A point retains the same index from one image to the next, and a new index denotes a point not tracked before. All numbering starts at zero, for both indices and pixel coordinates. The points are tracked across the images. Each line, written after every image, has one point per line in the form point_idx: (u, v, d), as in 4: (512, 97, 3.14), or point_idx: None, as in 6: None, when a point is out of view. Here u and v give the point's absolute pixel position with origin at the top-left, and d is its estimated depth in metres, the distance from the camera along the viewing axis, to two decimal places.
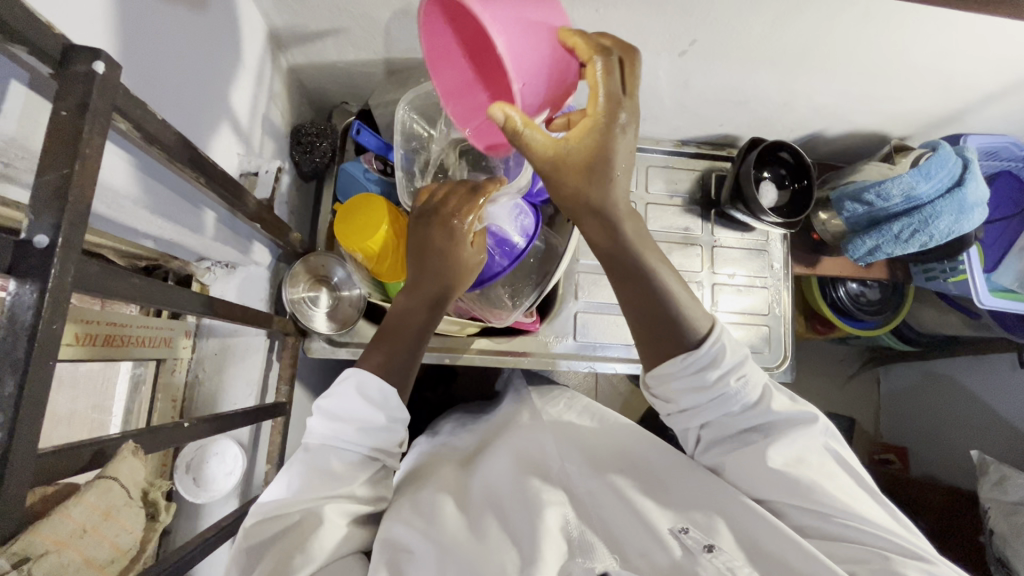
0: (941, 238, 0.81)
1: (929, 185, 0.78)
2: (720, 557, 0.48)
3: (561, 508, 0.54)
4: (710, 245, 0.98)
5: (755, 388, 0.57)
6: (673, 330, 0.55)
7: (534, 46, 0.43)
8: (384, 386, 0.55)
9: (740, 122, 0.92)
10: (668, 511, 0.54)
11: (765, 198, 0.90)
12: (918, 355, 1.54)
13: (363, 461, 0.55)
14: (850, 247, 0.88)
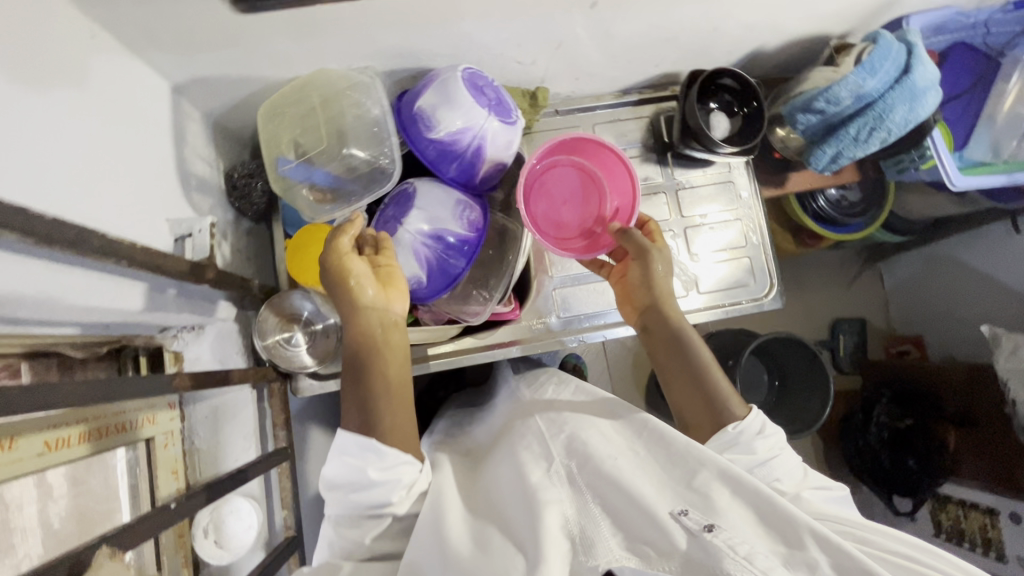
0: (900, 131, 0.79)
1: (876, 80, 0.75)
2: (721, 535, 0.45)
3: (560, 505, 0.51)
4: (675, 189, 0.96)
5: (795, 470, 0.64)
6: (713, 404, 0.66)
7: (620, 189, 0.81)
8: (363, 443, 0.57)
9: (677, 58, 0.88)
10: (665, 492, 0.51)
11: (715, 129, 0.88)
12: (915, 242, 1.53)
13: (378, 520, 0.56)
14: (812, 159, 0.86)
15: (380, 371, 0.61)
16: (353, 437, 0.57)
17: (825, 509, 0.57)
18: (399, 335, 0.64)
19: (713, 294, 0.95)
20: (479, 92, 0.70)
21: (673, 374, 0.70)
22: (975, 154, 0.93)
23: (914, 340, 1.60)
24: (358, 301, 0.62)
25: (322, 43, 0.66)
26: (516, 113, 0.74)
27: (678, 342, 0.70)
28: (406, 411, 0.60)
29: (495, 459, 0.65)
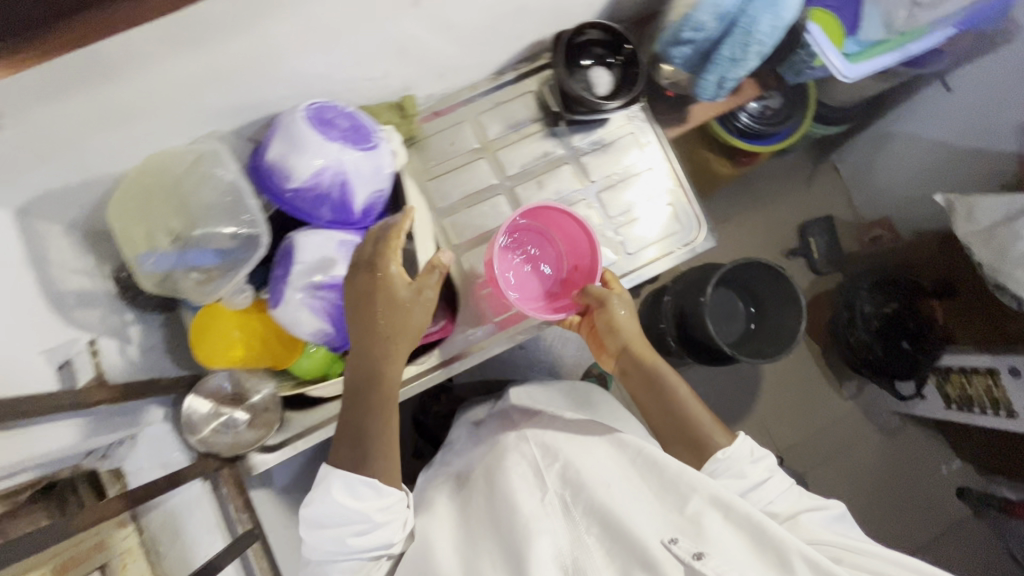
0: (773, 40, 0.74)
1: None
2: (708, 562, 0.54)
3: (553, 536, 0.61)
4: (576, 157, 0.93)
5: (788, 490, 0.72)
6: (698, 437, 0.75)
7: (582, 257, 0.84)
8: (357, 484, 0.62)
9: (535, 27, 0.84)
10: (659, 519, 0.60)
11: (595, 88, 0.85)
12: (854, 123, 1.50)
13: (361, 551, 0.63)
14: (699, 91, 0.82)
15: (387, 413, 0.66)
16: (354, 475, 0.62)
17: (818, 534, 0.64)
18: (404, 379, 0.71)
19: (644, 251, 0.92)
20: (328, 126, 0.67)
21: (661, 409, 0.79)
22: (870, 35, 0.90)
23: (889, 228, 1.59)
24: (376, 336, 0.65)
25: (148, 128, 0.62)
26: (377, 135, 0.71)
27: (655, 382, 0.80)
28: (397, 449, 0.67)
29: (490, 490, 0.71)
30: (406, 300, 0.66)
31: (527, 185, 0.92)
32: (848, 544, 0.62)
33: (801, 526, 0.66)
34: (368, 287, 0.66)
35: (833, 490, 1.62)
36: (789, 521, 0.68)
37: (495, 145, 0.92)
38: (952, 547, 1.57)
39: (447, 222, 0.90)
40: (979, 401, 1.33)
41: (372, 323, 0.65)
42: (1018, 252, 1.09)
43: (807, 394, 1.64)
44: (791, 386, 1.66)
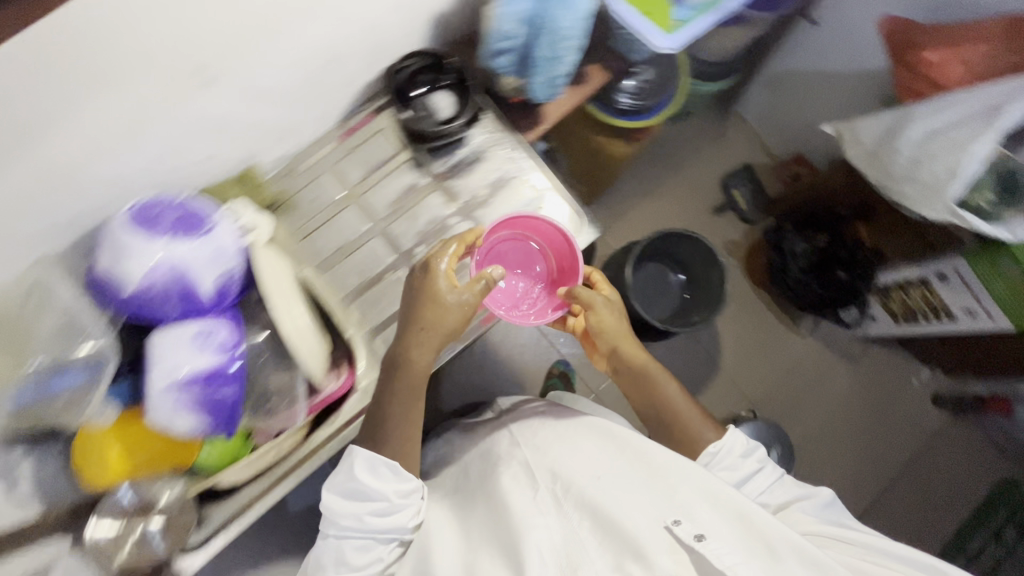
0: (582, 31, 0.75)
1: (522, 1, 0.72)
2: (707, 543, 0.65)
3: (547, 530, 0.73)
4: (440, 183, 0.93)
5: (778, 482, 0.84)
6: (688, 427, 0.89)
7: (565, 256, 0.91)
8: (386, 465, 0.77)
9: (356, 68, 0.86)
10: (655, 506, 0.72)
11: (435, 115, 0.86)
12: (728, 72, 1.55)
13: (378, 531, 0.77)
14: (534, 93, 0.83)
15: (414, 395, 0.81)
16: (376, 460, 0.77)
17: (814, 527, 0.76)
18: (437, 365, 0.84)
19: None
20: (155, 223, 0.72)
21: (653, 403, 0.93)
22: None
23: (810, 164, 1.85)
24: (416, 347, 0.79)
25: None
26: (211, 220, 0.76)
27: (643, 379, 0.92)
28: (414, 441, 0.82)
29: (488, 496, 0.82)
30: (468, 297, 0.79)
31: (399, 221, 0.92)
32: (840, 537, 0.74)
33: (795, 519, 0.78)
34: (422, 294, 0.78)
35: (809, 416, 1.85)
36: (781, 512, 0.80)
37: (360, 190, 0.92)
38: (892, 425, 1.88)
39: (329, 278, 0.89)
40: (924, 310, 1.54)
41: (418, 324, 0.78)
42: (900, 167, 1.10)
43: (761, 335, 1.87)
44: (744, 333, 1.86)
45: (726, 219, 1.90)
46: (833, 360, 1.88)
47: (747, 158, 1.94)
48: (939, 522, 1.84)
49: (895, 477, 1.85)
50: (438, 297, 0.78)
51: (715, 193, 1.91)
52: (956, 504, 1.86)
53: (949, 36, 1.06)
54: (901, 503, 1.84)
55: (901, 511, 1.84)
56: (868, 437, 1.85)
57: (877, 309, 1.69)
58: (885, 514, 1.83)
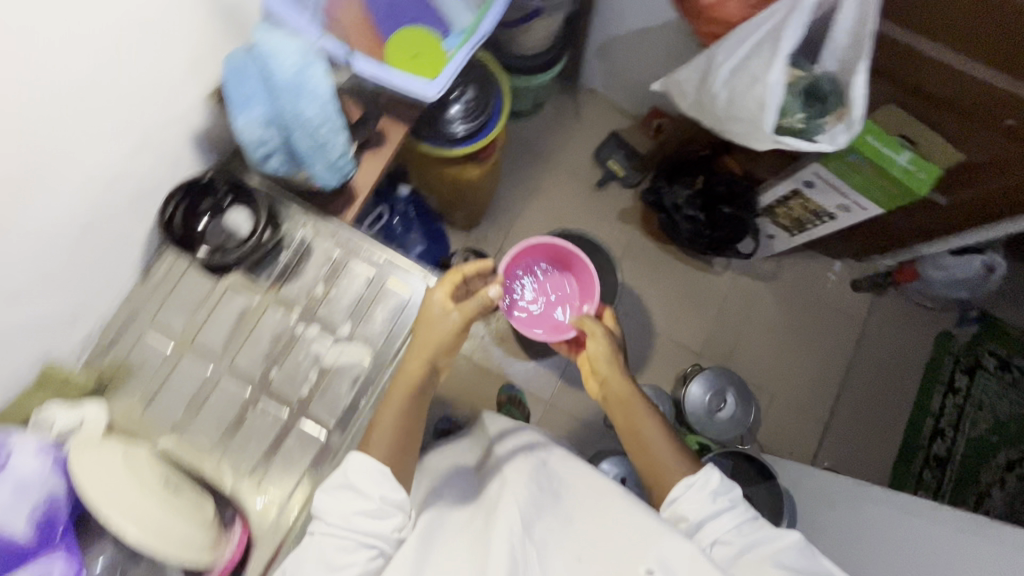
0: (333, 115, 0.70)
1: (254, 107, 0.68)
2: None
3: None
4: (270, 295, 0.87)
5: (749, 526, 0.86)
6: (668, 453, 0.96)
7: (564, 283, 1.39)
8: (379, 469, 0.75)
9: (122, 217, 0.80)
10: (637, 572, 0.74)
11: (239, 238, 0.83)
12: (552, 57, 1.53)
13: (362, 538, 0.73)
14: (323, 183, 0.78)
15: (410, 408, 0.80)
16: (372, 463, 0.75)
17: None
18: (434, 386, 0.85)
19: (390, 339, 0.86)
20: None
21: (634, 426, 1.00)
22: (461, 23, 0.92)
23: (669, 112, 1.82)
24: (412, 366, 0.81)
25: None
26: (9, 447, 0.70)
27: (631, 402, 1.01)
28: (406, 462, 0.79)
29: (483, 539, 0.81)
30: (462, 316, 0.84)
31: (243, 351, 0.85)
32: None
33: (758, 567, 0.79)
34: (429, 314, 0.83)
35: (752, 346, 1.90)
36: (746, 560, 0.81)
37: (189, 335, 0.85)
38: (828, 324, 1.95)
39: (186, 438, 0.82)
40: (808, 217, 1.58)
41: (423, 343, 0.82)
42: (721, 108, 1.11)
43: (683, 288, 1.89)
44: (666, 292, 1.89)
45: (610, 190, 1.91)
46: (755, 285, 1.93)
47: (612, 125, 1.93)
48: (898, 395, 1.93)
49: (847, 370, 1.93)
50: (433, 320, 0.82)
51: (592, 170, 1.91)
52: (906, 372, 1.95)
53: None
54: (860, 392, 1.92)
55: (862, 399, 1.91)
56: (812, 342, 1.92)
57: (771, 227, 1.73)
58: (850, 408, 1.90)
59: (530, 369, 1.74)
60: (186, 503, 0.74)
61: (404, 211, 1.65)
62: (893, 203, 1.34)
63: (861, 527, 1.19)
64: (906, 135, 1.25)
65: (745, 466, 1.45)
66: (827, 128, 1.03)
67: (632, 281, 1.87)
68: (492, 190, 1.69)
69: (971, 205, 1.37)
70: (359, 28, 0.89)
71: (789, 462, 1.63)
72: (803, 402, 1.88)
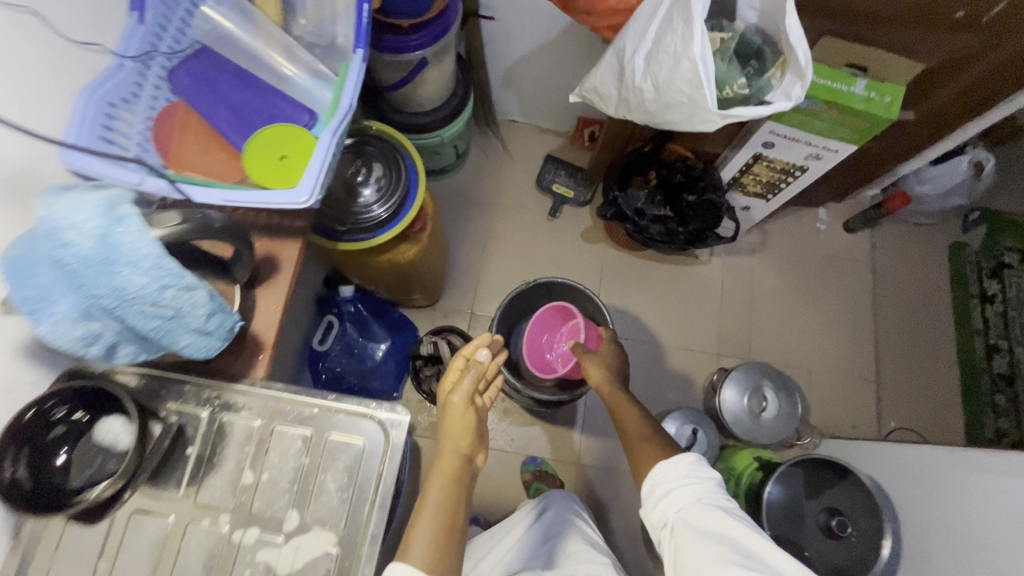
0: (177, 273, 0.52)
1: (64, 304, 0.49)
2: None
3: None
4: (187, 508, 0.67)
5: (718, 503, 0.80)
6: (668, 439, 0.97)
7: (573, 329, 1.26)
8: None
9: None
10: None
11: (120, 456, 0.62)
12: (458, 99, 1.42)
13: None
14: (200, 350, 0.60)
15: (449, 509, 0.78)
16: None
17: (712, 551, 0.72)
18: (469, 480, 0.84)
19: (355, 509, 0.67)
20: None
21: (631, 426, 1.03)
22: (323, 101, 0.77)
23: (597, 118, 1.70)
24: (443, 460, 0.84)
25: None
26: None
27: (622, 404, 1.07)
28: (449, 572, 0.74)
29: None
30: (470, 395, 0.90)
31: None
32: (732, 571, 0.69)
33: (703, 543, 0.74)
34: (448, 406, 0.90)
35: (768, 326, 1.72)
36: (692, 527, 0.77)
37: None
38: (837, 276, 1.79)
39: None
40: (778, 177, 1.44)
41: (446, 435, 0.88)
42: (652, 100, 0.97)
43: (675, 290, 1.72)
44: (660, 300, 1.71)
45: (565, 214, 1.75)
46: (747, 262, 1.77)
47: (544, 149, 1.80)
48: (935, 324, 1.76)
49: (874, 317, 1.76)
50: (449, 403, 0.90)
51: (540, 201, 1.76)
52: (933, 298, 1.79)
53: None
54: (896, 336, 1.74)
55: (902, 342, 1.74)
56: (826, 300, 1.76)
57: (742, 199, 1.58)
58: (892, 355, 1.72)
59: (545, 435, 1.54)
60: None
61: (353, 312, 1.46)
62: (864, 138, 1.20)
63: (1002, 516, 0.95)
64: (853, 64, 1.13)
65: (815, 469, 1.25)
66: (776, 84, 0.89)
67: (620, 301, 1.70)
68: (442, 259, 1.52)
69: (942, 112, 1.24)
70: (204, 144, 0.73)
71: (858, 441, 1.43)
72: (842, 367, 1.70)
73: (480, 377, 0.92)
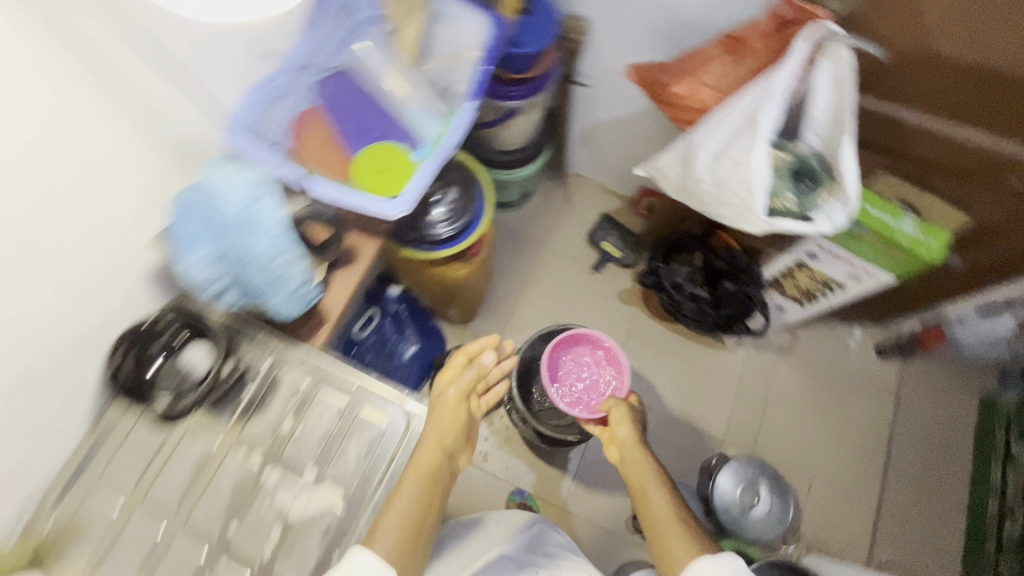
0: (288, 247, 0.67)
1: (204, 247, 0.64)
2: None
3: None
4: (234, 434, 0.79)
5: None
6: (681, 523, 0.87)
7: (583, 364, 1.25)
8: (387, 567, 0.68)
9: (79, 369, 0.74)
10: None
11: (193, 372, 0.76)
12: (535, 147, 1.57)
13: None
14: (282, 312, 0.72)
15: (424, 498, 0.75)
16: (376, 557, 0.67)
17: None
18: (446, 478, 0.80)
19: (365, 479, 0.77)
20: None
21: (656, 516, 0.90)
22: (428, 131, 0.90)
23: None
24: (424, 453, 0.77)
25: None
26: None
27: (643, 473, 0.96)
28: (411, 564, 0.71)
29: None
30: (462, 389, 0.87)
31: (202, 502, 0.77)
32: None
33: None
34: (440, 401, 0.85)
35: (778, 426, 1.74)
36: None
37: (142, 491, 0.77)
38: (859, 396, 1.79)
39: None
40: (816, 288, 1.50)
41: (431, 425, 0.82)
42: (708, 194, 1.07)
43: (694, 368, 1.78)
44: (676, 373, 1.77)
45: (607, 271, 1.86)
46: (772, 360, 1.81)
47: (603, 207, 1.92)
48: (951, 471, 1.73)
49: (888, 447, 1.75)
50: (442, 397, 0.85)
51: (587, 254, 1.87)
52: (955, 445, 1.76)
53: (686, 67, 1.09)
54: (907, 472, 1.72)
55: (910, 480, 1.71)
56: (842, 417, 1.77)
57: (779, 299, 1.64)
58: (899, 488, 1.70)
59: (539, 472, 1.59)
60: None
61: (395, 311, 1.58)
62: (904, 271, 1.26)
63: None
64: (907, 201, 1.19)
65: None
66: (823, 205, 0.99)
67: (640, 365, 1.77)
68: (484, 286, 1.64)
69: (990, 265, 1.28)
70: (325, 145, 0.87)
71: (841, 567, 1.42)
72: (843, 488, 1.69)
73: (479, 377, 0.90)
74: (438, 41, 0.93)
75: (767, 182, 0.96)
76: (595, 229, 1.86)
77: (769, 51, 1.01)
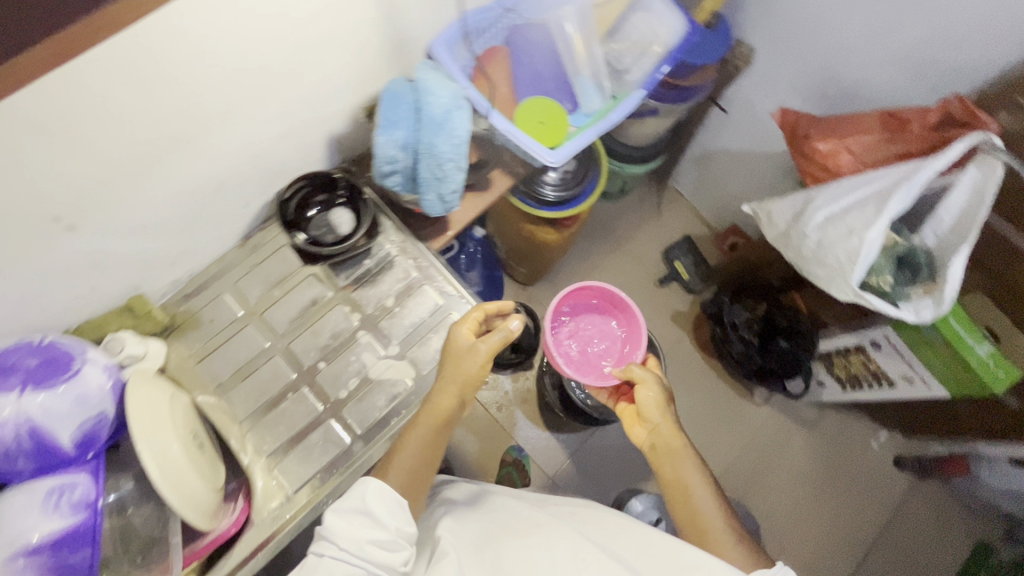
0: (462, 155, 0.78)
1: (401, 129, 0.76)
2: None
3: None
4: (345, 293, 0.92)
5: None
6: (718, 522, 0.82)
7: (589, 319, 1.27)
8: (391, 498, 0.69)
9: (251, 190, 0.89)
10: None
11: (337, 228, 0.89)
12: (655, 150, 1.62)
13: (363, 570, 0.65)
14: (428, 207, 0.84)
15: (436, 439, 0.78)
16: (383, 491, 0.69)
17: None
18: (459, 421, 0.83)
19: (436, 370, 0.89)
20: (11, 372, 0.71)
21: (689, 509, 0.84)
22: (591, 106, 0.99)
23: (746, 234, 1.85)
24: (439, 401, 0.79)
25: None
26: (80, 360, 0.75)
27: (677, 460, 0.89)
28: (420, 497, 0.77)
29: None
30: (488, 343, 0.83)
31: (302, 335, 0.90)
32: None
33: None
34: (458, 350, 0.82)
35: (772, 488, 1.80)
36: None
37: (260, 307, 0.91)
38: (859, 493, 1.82)
39: (225, 402, 0.87)
40: (864, 376, 1.53)
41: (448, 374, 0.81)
42: (809, 251, 1.12)
43: (716, 407, 1.84)
44: (698, 404, 1.83)
45: (670, 289, 1.92)
46: (791, 428, 1.85)
47: (689, 230, 1.97)
48: None
49: (869, 551, 1.77)
50: (459, 348, 0.82)
51: (658, 266, 1.93)
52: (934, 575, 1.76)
53: (835, 128, 1.12)
54: None
55: None
56: (836, 505, 1.80)
57: (823, 374, 1.68)
58: None
59: (543, 439, 1.70)
60: (205, 457, 0.77)
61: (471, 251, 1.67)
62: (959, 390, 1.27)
63: None
64: (991, 329, 1.20)
65: None
66: (914, 298, 1.04)
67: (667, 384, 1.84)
68: (558, 259, 1.75)
69: None
70: (502, 85, 0.96)
71: None
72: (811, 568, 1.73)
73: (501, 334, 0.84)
74: (632, 27, 0.99)
75: (872, 257, 1.02)
76: (674, 246, 1.91)
77: (924, 142, 1.04)
